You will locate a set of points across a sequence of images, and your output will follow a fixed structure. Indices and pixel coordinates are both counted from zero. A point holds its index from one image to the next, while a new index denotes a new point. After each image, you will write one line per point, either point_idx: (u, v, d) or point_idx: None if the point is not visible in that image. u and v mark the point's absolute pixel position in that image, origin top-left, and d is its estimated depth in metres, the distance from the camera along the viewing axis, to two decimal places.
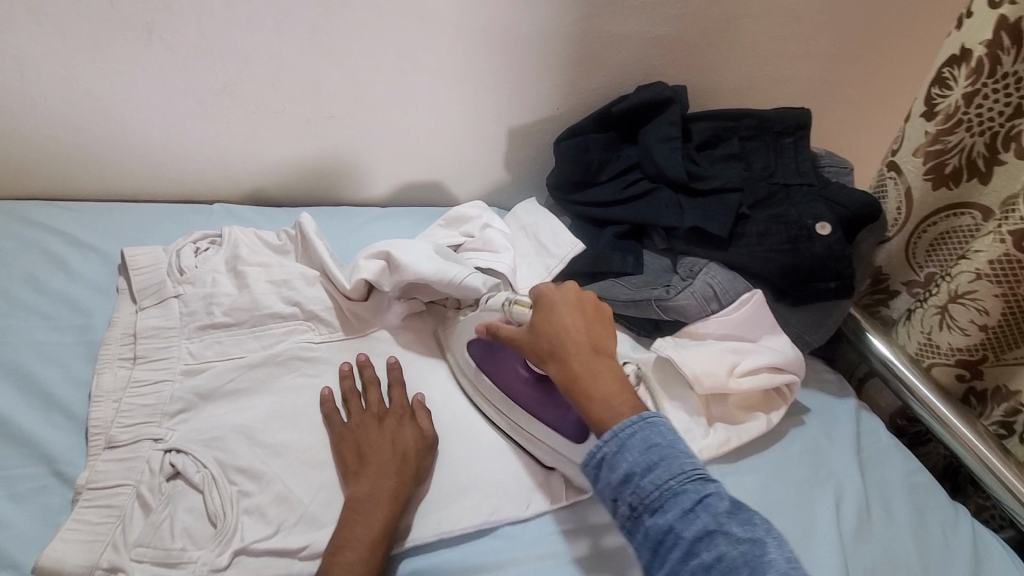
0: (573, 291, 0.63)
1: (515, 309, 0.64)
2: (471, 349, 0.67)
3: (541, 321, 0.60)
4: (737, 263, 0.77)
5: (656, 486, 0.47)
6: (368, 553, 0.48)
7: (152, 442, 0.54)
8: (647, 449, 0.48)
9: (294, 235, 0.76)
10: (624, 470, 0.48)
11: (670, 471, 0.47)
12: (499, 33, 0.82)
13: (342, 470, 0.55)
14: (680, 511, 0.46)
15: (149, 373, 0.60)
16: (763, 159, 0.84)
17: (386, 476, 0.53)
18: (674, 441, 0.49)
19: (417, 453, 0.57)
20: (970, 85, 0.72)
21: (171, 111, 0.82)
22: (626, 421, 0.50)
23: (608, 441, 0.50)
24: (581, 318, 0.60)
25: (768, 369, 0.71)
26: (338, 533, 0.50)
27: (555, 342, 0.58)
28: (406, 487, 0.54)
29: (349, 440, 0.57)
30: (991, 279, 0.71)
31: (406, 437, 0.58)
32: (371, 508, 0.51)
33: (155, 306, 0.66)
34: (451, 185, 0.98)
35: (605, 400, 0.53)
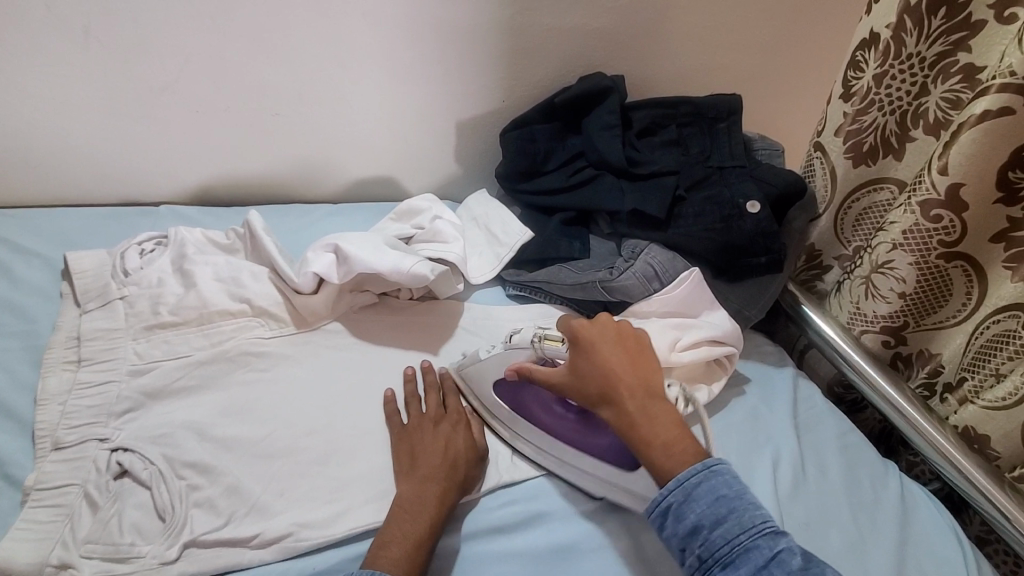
0: (608, 324, 0.64)
1: (547, 345, 0.65)
2: (496, 390, 0.67)
3: (582, 361, 0.61)
4: (676, 243, 0.80)
5: (726, 540, 0.49)
6: (416, 550, 0.51)
7: (98, 442, 0.54)
8: (715, 501, 0.51)
9: (242, 233, 0.76)
10: (692, 521, 0.51)
11: (739, 525, 0.50)
12: (440, 28, 0.84)
13: (395, 471, 0.58)
14: (753, 567, 0.48)
15: (95, 375, 0.59)
16: (700, 144, 0.88)
17: (434, 479, 0.56)
18: (741, 493, 0.52)
19: (464, 460, 0.59)
20: (879, 67, 0.78)
21: (111, 114, 0.81)
22: (691, 469, 0.53)
23: (674, 491, 0.52)
24: (623, 355, 0.61)
25: (709, 342, 0.75)
26: (383, 531, 0.52)
27: (603, 385, 0.59)
28: (453, 491, 0.57)
29: (405, 441, 0.60)
30: (906, 248, 0.76)
31: (457, 443, 0.61)
32: (419, 508, 0.54)
33: (99, 308, 0.66)
34: (403, 179, 0.99)
35: (667, 445, 0.55)
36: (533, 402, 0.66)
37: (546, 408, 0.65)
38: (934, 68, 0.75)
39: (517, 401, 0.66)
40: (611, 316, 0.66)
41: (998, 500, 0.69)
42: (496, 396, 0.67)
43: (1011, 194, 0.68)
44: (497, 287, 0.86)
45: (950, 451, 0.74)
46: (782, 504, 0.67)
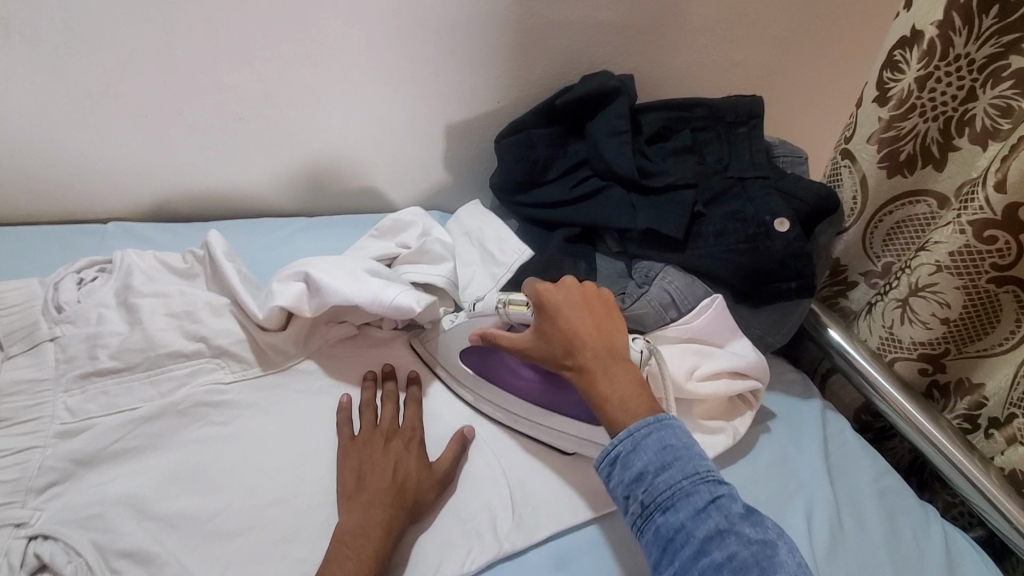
0: (573, 288, 0.61)
1: (512, 311, 0.61)
2: (464, 358, 0.64)
3: (547, 324, 0.58)
4: (695, 265, 0.72)
5: (669, 485, 0.48)
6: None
7: (12, 528, 0.45)
8: (663, 448, 0.49)
9: (201, 256, 0.66)
10: (637, 469, 0.49)
11: (684, 471, 0.48)
12: (426, 20, 0.74)
13: (338, 494, 0.52)
14: (693, 511, 0.46)
15: (16, 439, 0.50)
16: (717, 151, 0.79)
17: (379, 506, 0.50)
18: (688, 443, 0.50)
19: (415, 485, 0.52)
20: (922, 68, 0.69)
21: (49, 119, 0.70)
22: (641, 421, 0.51)
23: (622, 440, 0.50)
24: (589, 318, 0.58)
25: (731, 375, 0.67)
26: (321, 571, 0.46)
27: (569, 347, 0.56)
28: (402, 519, 0.50)
29: (350, 460, 0.54)
30: (952, 271, 0.68)
31: (408, 465, 0.54)
32: (361, 545, 0.47)
33: (26, 353, 0.56)
34: (387, 189, 0.89)
35: (625, 402, 0.53)
36: (501, 366, 0.63)
37: (514, 374, 0.62)
38: (983, 71, 0.67)
39: (486, 367, 0.64)
40: (575, 278, 0.63)
41: None
42: (464, 364, 0.64)
43: None
44: None
45: (995, 496, 0.66)
46: (818, 563, 0.59)
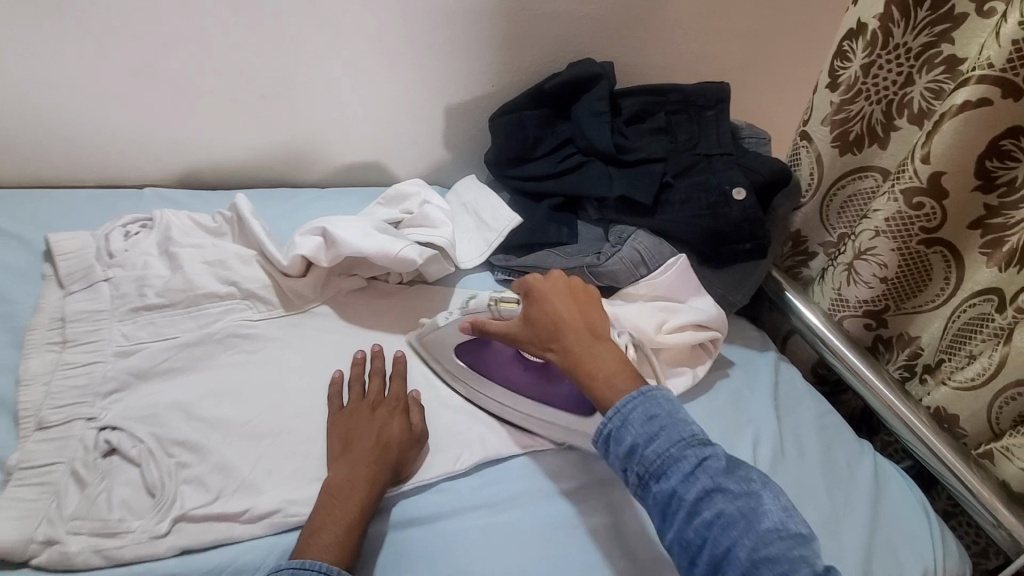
0: (559, 279, 0.66)
1: (503, 307, 0.66)
2: (457, 352, 0.68)
3: (535, 310, 0.63)
4: (663, 229, 0.81)
5: (658, 454, 0.52)
6: (346, 535, 0.50)
7: (85, 421, 0.54)
8: (648, 421, 0.54)
9: (229, 217, 0.75)
10: (628, 443, 0.54)
11: (670, 439, 0.53)
12: (429, 11, 0.83)
13: (328, 454, 0.57)
14: (682, 475, 0.51)
15: (81, 355, 0.59)
16: (688, 132, 0.88)
17: (364, 464, 0.55)
18: (672, 412, 0.54)
19: (399, 444, 0.57)
20: (867, 57, 0.78)
21: (94, 93, 0.79)
22: (627, 398, 0.55)
23: (612, 418, 0.55)
24: (572, 304, 0.64)
25: (694, 326, 0.76)
26: (314, 517, 0.52)
27: (553, 330, 0.61)
28: (385, 475, 0.55)
29: (338, 427, 0.59)
30: (888, 235, 0.77)
31: (392, 428, 0.59)
32: (348, 493, 0.53)
33: (83, 290, 0.65)
34: (392, 164, 0.99)
35: (608, 378, 0.58)
36: (491, 358, 0.67)
37: (504, 363, 0.67)
38: (919, 58, 0.77)
39: (477, 360, 0.68)
40: (563, 273, 0.68)
41: (964, 474, 0.72)
42: (458, 357, 0.68)
43: (988, 181, 0.70)
44: (485, 271, 0.87)
45: (920, 429, 0.76)
46: None
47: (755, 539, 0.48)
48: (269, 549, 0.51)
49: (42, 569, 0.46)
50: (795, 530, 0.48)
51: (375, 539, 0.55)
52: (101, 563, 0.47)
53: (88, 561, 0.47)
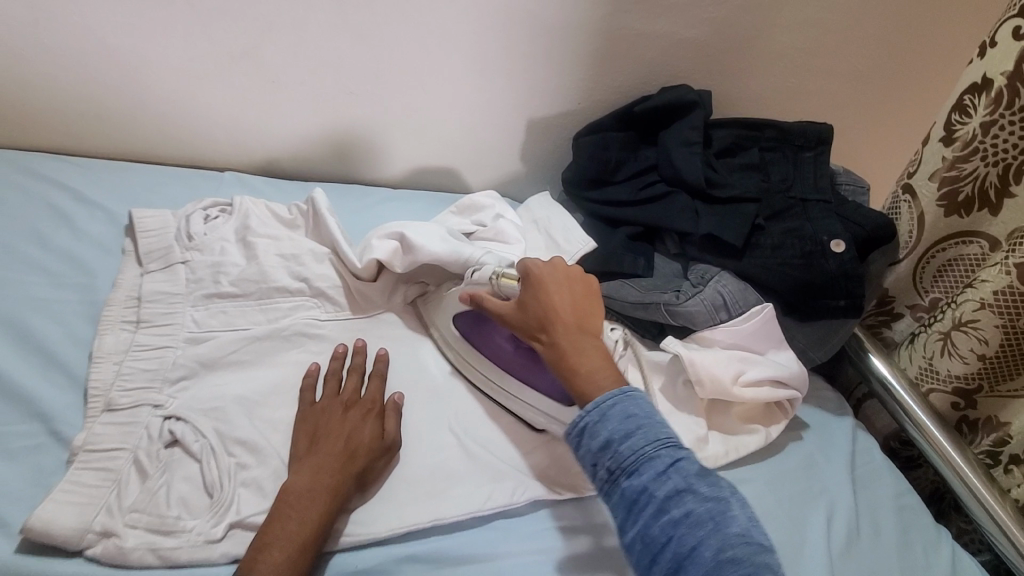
0: (561, 267, 0.64)
1: (503, 284, 0.64)
2: (456, 322, 0.67)
3: (530, 294, 0.61)
4: (750, 274, 0.77)
5: (633, 451, 0.49)
6: (299, 555, 0.46)
7: (151, 408, 0.53)
8: (626, 417, 0.50)
9: (305, 210, 0.74)
10: (603, 437, 0.50)
11: (646, 438, 0.49)
12: (525, 22, 0.81)
13: (291, 454, 0.53)
14: (654, 473, 0.48)
15: (153, 338, 0.58)
16: (782, 172, 0.83)
17: (327, 470, 0.51)
18: (650, 413, 0.51)
19: (367, 453, 0.53)
20: (988, 114, 0.72)
21: (189, 72, 0.80)
22: (608, 394, 0.52)
23: (590, 411, 0.51)
24: (571, 295, 0.61)
25: (772, 382, 0.71)
26: (266, 526, 0.47)
27: (544, 318, 0.59)
28: (348, 486, 0.51)
29: (306, 424, 0.55)
30: (995, 309, 0.71)
31: (363, 434, 0.55)
32: (306, 505, 0.48)
33: (161, 271, 0.65)
34: (465, 173, 0.97)
35: (589, 373, 0.55)
36: (486, 336, 0.65)
37: (496, 343, 0.64)
38: None
39: (472, 335, 0.66)
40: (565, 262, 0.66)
41: None
42: (456, 326, 0.67)
43: None
44: None
45: (1004, 522, 0.70)
46: (836, 560, 0.64)
47: (721, 541, 0.45)
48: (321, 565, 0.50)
49: (97, 562, 0.45)
50: (760, 539, 0.45)
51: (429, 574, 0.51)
52: (154, 563, 0.45)
53: (142, 559, 0.45)
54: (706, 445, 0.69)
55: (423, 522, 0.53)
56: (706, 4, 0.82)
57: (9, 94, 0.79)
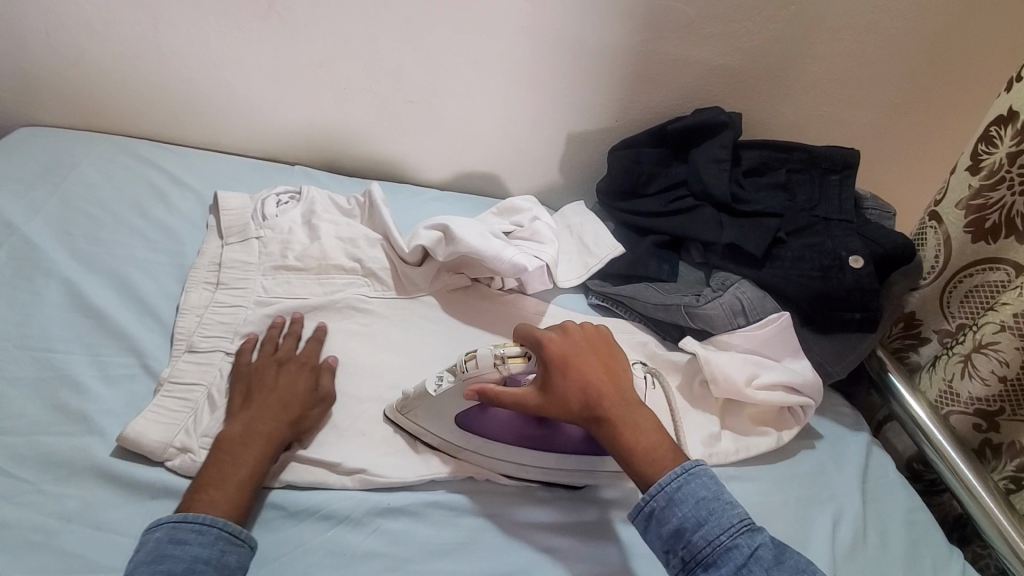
0: (579, 335, 0.62)
1: (513, 364, 0.59)
2: (456, 418, 0.59)
3: (556, 377, 0.58)
4: (769, 283, 0.81)
5: (707, 541, 0.51)
6: (239, 490, 0.51)
7: (224, 353, 0.62)
8: (696, 503, 0.53)
9: (362, 201, 0.82)
10: (675, 524, 0.53)
11: (720, 526, 0.51)
12: (572, 45, 0.89)
13: (228, 407, 0.56)
14: (734, 566, 0.50)
15: (229, 298, 0.67)
16: (807, 192, 0.88)
17: (263, 420, 0.55)
18: (718, 493, 0.54)
19: (301, 404, 0.58)
20: (1015, 145, 0.74)
21: (272, 77, 0.90)
22: (671, 474, 0.54)
23: (657, 497, 0.54)
24: (597, 362, 0.60)
25: (785, 388, 0.74)
26: (204, 472, 0.51)
27: (587, 397, 0.58)
28: (284, 433, 0.55)
29: (242, 380, 0.58)
30: (1015, 332, 0.73)
31: (297, 387, 0.59)
32: (239, 451, 0.52)
33: (238, 243, 0.74)
34: (507, 179, 1.05)
35: (649, 452, 0.56)
36: (499, 422, 0.60)
37: (517, 427, 0.60)
38: None
39: (478, 428, 0.60)
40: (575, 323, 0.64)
41: None
42: (455, 421, 0.59)
43: None
44: (579, 293, 0.90)
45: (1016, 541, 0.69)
46: (838, 560, 0.66)
47: None
48: (357, 503, 0.55)
49: (174, 472, 0.53)
50: None
51: (452, 521, 0.57)
52: None
53: None
54: (718, 441, 0.73)
55: (450, 476, 0.59)
56: (742, 34, 0.88)
57: (122, 89, 0.92)
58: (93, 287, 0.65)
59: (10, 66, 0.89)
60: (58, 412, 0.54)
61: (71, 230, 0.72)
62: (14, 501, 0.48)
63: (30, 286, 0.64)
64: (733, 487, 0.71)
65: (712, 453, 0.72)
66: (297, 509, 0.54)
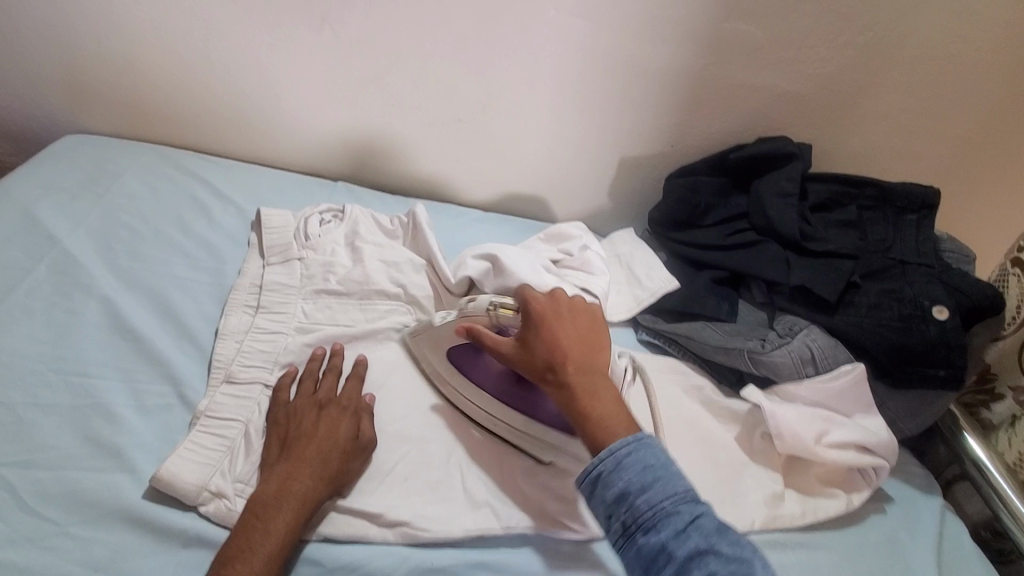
0: (563, 302, 0.60)
1: (502, 314, 0.60)
2: (450, 353, 0.63)
3: (533, 335, 0.58)
4: (842, 332, 0.75)
5: (650, 506, 0.47)
6: (268, 561, 0.46)
7: (263, 386, 0.58)
8: (643, 469, 0.49)
9: (406, 222, 0.79)
10: (619, 489, 0.49)
11: (664, 491, 0.48)
12: (632, 67, 0.84)
13: (263, 459, 0.52)
14: (674, 530, 0.46)
15: (269, 324, 0.64)
16: (880, 232, 0.82)
17: (298, 478, 0.50)
18: (666, 462, 0.50)
19: (340, 456, 0.53)
20: None
21: (320, 91, 0.88)
22: (622, 440, 0.51)
23: (606, 460, 0.50)
24: (575, 330, 0.58)
25: (857, 448, 0.68)
26: (232, 540, 0.47)
27: (552, 358, 0.56)
28: (320, 491, 0.51)
29: (279, 427, 0.54)
30: None
31: (337, 435, 0.54)
32: (272, 515, 0.48)
33: (280, 264, 0.71)
34: (554, 202, 1.00)
35: (602, 420, 0.53)
36: (485, 367, 0.63)
37: (496, 376, 0.62)
38: None
39: (468, 370, 0.63)
40: (566, 293, 0.63)
41: None
42: (449, 357, 0.64)
43: None
44: (629, 328, 0.85)
45: None
46: None
47: None
48: (399, 560, 0.51)
49: (208, 519, 0.49)
50: None
51: None
52: None
53: None
54: (782, 502, 0.67)
55: (497, 533, 0.54)
56: (815, 60, 0.83)
57: (170, 98, 0.90)
58: (132, 307, 0.63)
59: (62, 72, 0.89)
60: (91, 445, 0.51)
61: (113, 245, 0.70)
62: (38, 544, 0.45)
63: (69, 303, 0.61)
64: (799, 554, 0.64)
65: (776, 516, 0.65)
66: (336, 566, 0.50)
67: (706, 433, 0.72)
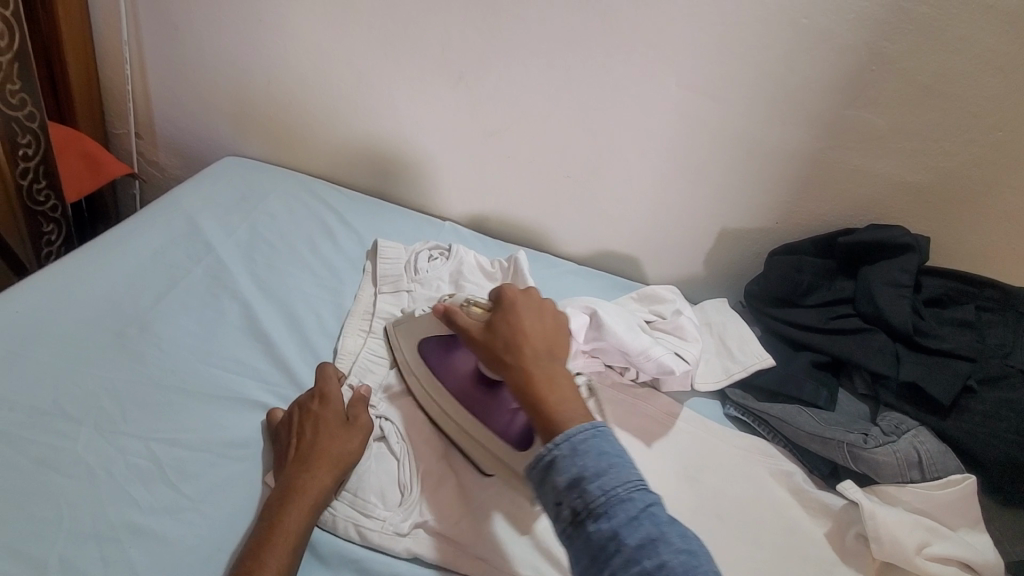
0: (534, 297, 0.63)
1: (473, 309, 0.63)
2: (422, 347, 0.67)
3: (501, 321, 0.59)
4: (955, 439, 0.71)
5: (603, 492, 0.45)
6: (282, 551, 0.48)
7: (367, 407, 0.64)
8: (598, 456, 0.47)
9: (507, 266, 0.82)
10: (572, 475, 0.46)
11: (618, 478, 0.45)
12: (743, 143, 0.86)
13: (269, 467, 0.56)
14: (626, 517, 0.44)
15: (380, 349, 0.70)
16: (1000, 336, 0.77)
17: (300, 476, 0.53)
18: (622, 451, 0.48)
19: (338, 446, 0.56)
20: None
21: (445, 138, 0.96)
22: (579, 427, 0.49)
23: (560, 445, 0.48)
24: (540, 323, 0.59)
25: (960, 564, 0.63)
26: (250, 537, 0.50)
27: (511, 342, 0.57)
28: (323, 485, 0.54)
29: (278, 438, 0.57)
30: None
31: (334, 430, 0.58)
32: (280, 509, 0.51)
33: (391, 293, 0.76)
34: (647, 264, 1.02)
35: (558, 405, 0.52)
36: (451, 367, 0.65)
37: (460, 374, 0.64)
38: None
39: (437, 365, 0.66)
40: (537, 291, 0.65)
41: None
42: (420, 350, 0.68)
43: None
44: (714, 400, 0.83)
45: None
46: None
47: None
48: None
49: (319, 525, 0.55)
50: None
51: None
52: (355, 537, 0.54)
53: (347, 531, 0.54)
54: None
55: None
56: (937, 153, 0.81)
57: (314, 133, 1.02)
58: (266, 315, 0.70)
59: (231, 102, 1.03)
60: (224, 435, 0.58)
61: (254, 256, 0.78)
62: (173, 515, 0.51)
63: (215, 304, 0.70)
64: None
65: None
66: None
67: (791, 523, 0.69)
